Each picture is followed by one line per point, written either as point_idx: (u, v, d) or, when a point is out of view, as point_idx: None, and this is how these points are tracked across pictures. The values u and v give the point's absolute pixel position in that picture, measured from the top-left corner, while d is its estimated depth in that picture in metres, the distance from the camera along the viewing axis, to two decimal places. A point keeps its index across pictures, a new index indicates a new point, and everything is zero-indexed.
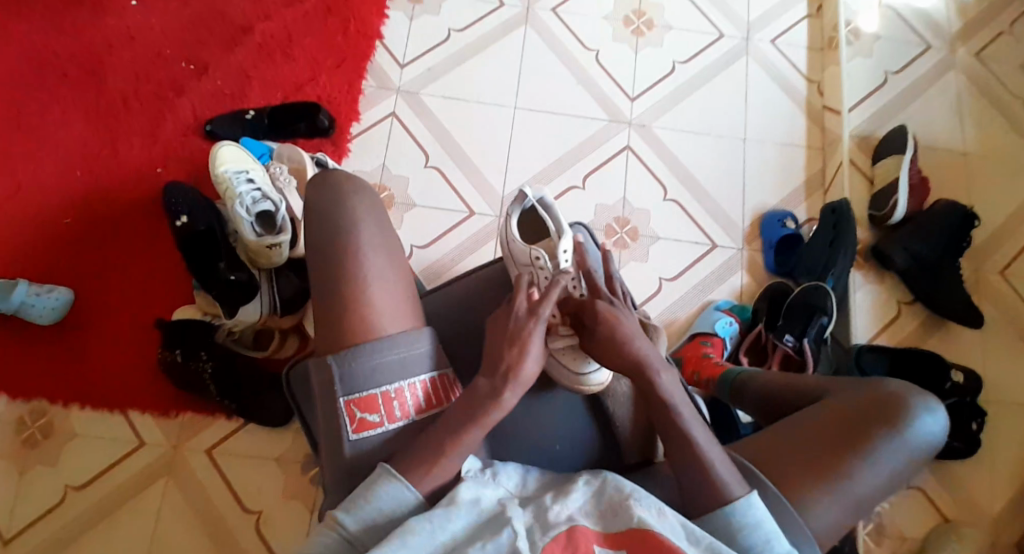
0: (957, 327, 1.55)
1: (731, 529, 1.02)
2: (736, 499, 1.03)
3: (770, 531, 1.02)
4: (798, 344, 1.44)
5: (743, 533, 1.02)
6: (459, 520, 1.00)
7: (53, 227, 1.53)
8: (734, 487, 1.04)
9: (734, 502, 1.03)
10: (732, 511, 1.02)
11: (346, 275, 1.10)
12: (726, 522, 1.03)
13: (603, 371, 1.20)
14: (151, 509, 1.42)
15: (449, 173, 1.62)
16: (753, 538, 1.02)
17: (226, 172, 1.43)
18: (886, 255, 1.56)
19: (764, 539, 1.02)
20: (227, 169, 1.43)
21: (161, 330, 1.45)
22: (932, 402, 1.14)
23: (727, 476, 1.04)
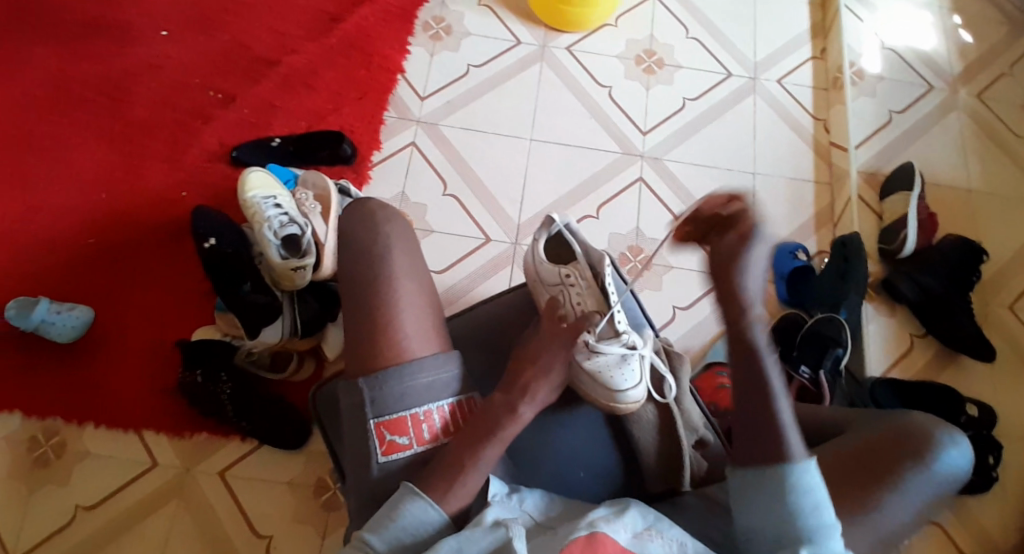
0: (967, 360, 1.57)
1: (780, 486, 1.02)
2: (795, 460, 1.03)
3: (820, 498, 1.02)
4: (814, 375, 1.43)
5: (792, 494, 1.02)
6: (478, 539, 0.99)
7: (73, 249, 1.54)
8: (798, 449, 1.04)
9: (793, 461, 1.03)
10: (792, 470, 1.02)
11: (376, 299, 1.13)
12: (775, 482, 1.03)
13: (638, 390, 1.24)
14: (162, 531, 1.41)
15: (465, 201, 1.64)
16: (804, 497, 1.01)
17: (255, 198, 1.46)
18: (895, 286, 1.58)
19: (810, 506, 1.01)
20: (256, 194, 1.46)
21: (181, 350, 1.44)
22: (956, 433, 1.17)
23: (794, 436, 1.05)
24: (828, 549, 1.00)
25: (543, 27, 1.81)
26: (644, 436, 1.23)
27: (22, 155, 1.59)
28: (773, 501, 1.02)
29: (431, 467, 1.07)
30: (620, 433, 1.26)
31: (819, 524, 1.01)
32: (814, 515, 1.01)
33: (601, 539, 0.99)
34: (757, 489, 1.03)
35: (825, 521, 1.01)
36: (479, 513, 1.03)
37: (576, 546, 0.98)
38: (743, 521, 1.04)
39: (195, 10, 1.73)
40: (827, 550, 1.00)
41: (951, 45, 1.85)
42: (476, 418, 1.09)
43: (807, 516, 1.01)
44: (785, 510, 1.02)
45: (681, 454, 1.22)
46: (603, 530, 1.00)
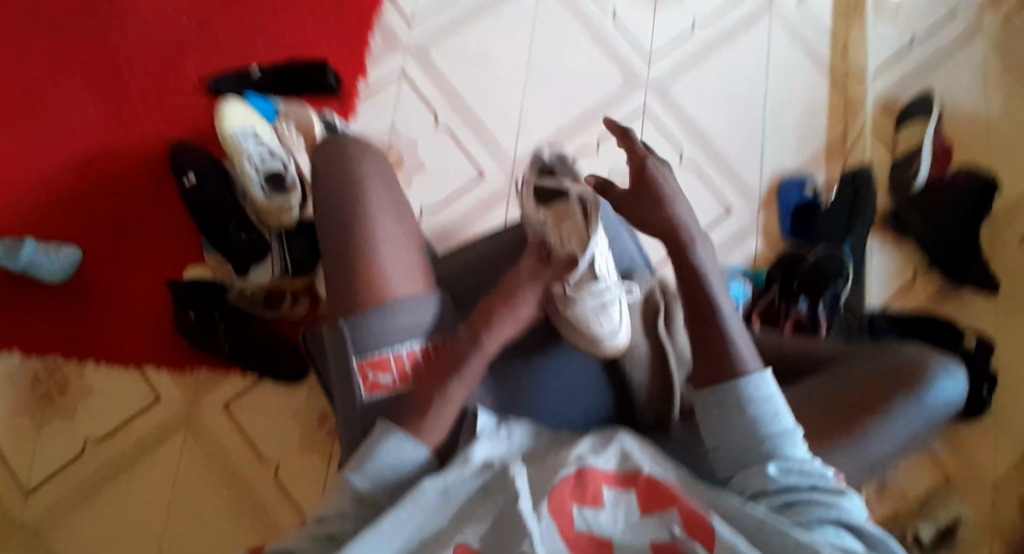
0: (971, 294, 1.53)
1: (739, 403, 1.04)
2: (751, 373, 1.05)
3: (780, 407, 1.04)
4: (812, 310, 1.40)
5: (752, 406, 1.04)
6: (471, 477, 1.04)
7: (62, 187, 1.53)
8: (751, 361, 1.06)
9: (749, 375, 1.05)
10: (747, 383, 1.05)
11: (358, 239, 1.13)
12: (733, 399, 1.05)
13: (612, 341, 1.20)
14: (170, 462, 1.45)
15: (459, 135, 1.61)
16: (764, 407, 1.04)
17: (234, 129, 1.42)
18: (904, 221, 1.54)
19: (771, 415, 1.04)
20: (235, 126, 1.42)
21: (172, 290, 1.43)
22: (951, 365, 1.17)
23: (745, 350, 1.07)
24: (792, 460, 1.02)
25: None
26: (636, 372, 1.23)
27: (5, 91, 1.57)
28: (735, 417, 1.04)
29: (407, 402, 1.11)
30: (613, 365, 1.24)
31: (780, 433, 1.03)
32: (775, 423, 1.03)
33: (590, 475, 1.02)
34: (720, 406, 1.05)
35: (786, 430, 1.03)
36: (466, 449, 1.07)
37: (565, 484, 1.01)
38: (710, 443, 1.07)
39: None
40: (792, 462, 1.02)
41: None
42: (441, 358, 1.13)
43: (768, 426, 1.03)
44: (748, 424, 1.04)
45: (672, 388, 1.22)
46: (590, 465, 1.03)
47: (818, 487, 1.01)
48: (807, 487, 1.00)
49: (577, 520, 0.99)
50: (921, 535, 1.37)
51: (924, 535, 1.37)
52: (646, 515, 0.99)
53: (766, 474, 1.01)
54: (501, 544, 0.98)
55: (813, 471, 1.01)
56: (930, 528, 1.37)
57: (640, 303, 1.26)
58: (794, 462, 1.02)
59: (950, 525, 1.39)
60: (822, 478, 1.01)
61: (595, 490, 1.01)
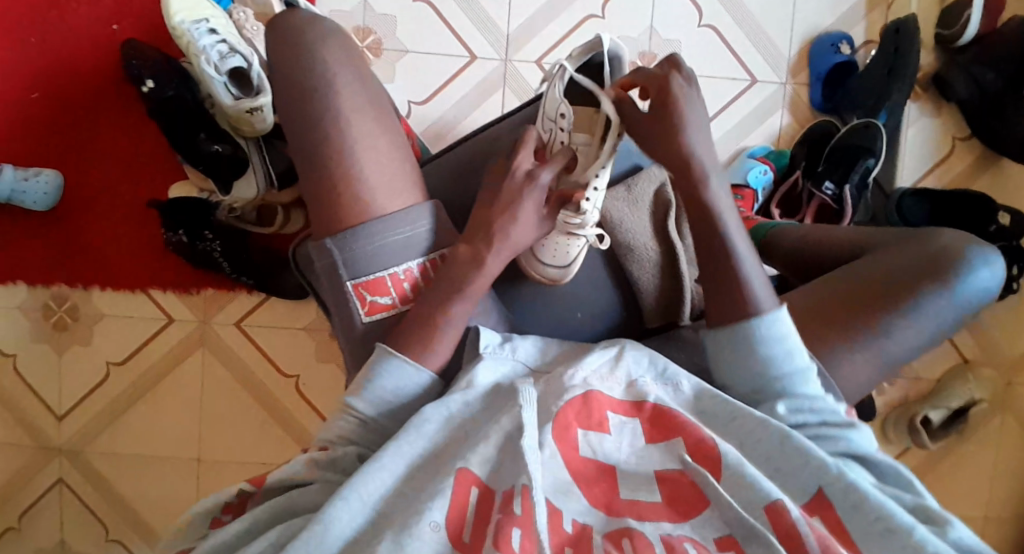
0: (1011, 165, 1.40)
1: (749, 342, 0.97)
2: (763, 312, 0.97)
3: (792, 345, 0.96)
4: (838, 191, 1.30)
5: (762, 344, 0.96)
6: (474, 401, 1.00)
7: (22, 105, 1.41)
8: (763, 300, 0.98)
9: (760, 314, 0.97)
10: (758, 322, 0.97)
11: (331, 152, 1.04)
12: (741, 338, 0.97)
13: (551, 270, 1.14)
14: (193, 379, 1.47)
15: (441, 8, 1.45)
16: (776, 347, 0.96)
17: (182, 24, 1.27)
18: (947, 81, 1.37)
19: (782, 353, 0.96)
20: (183, 21, 1.27)
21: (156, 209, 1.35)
22: (989, 252, 1.05)
23: (758, 286, 0.99)
24: (804, 398, 0.96)
25: None
26: (642, 275, 1.14)
27: None
28: (743, 354, 0.97)
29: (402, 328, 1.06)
30: (619, 268, 1.17)
31: (792, 371, 0.96)
32: (787, 362, 0.96)
33: (596, 400, 0.96)
34: (729, 344, 0.98)
35: (798, 368, 0.96)
36: (471, 372, 1.01)
37: (571, 406, 0.95)
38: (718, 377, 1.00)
39: None
40: (803, 399, 0.96)
41: None
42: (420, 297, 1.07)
43: (778, 366, 0.96)
44: (758, 364, 0.97)
45: (681, 296, 1.14)
46: (597, 389, 0.97)
47: (829, 425, 0.96)
48: (817, 426, 0.96)
49: (581, 446, 0.94)
50: (931, 418, 1.44)
51: (934, 419, 1.44)
52: (651, 444, 0.94)
53: (775, 415, 0.96)
54: (506, 471, 0.93)
55: (825, 407, 0.96)
56: (941, 412, 1.44)
57: (649, 203, 1.16)
58: (805, 401, 0.96)
59: (964, 407, 1.44)
60: (833, 415, 0.96)
61: (600, 414, 0.95)
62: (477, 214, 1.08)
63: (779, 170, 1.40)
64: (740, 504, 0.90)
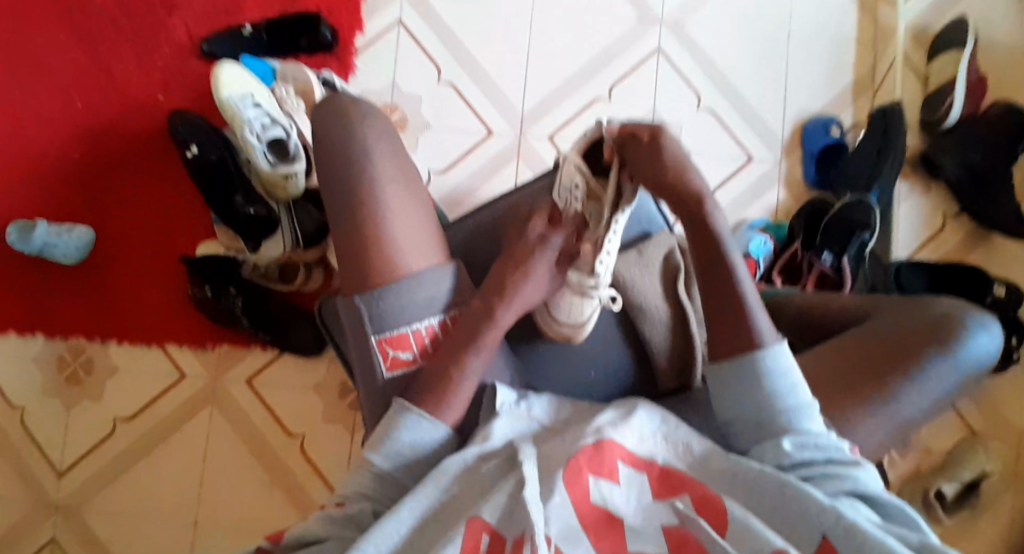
0: (1001, 242, 1.49)
1: (753, 376, 1.02)
2: (767, 347, 1.03)
3: (796, 380, 1.01)
4: (838, 262, 1.37)
5: (767, 378, 1.01)
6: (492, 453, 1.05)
7: (60, 162, 1.49)
8: (767, 334, 1.04)
9: (765, 348, 1.02)
10: (763, 356, 1.02)
11: (365, 212, 1.10)
12: (746, 373, 1.02)
13: (564, 327, 1.18)
14: (199, 437, 1.48)
15: (463, 90, 1.56)
16: (782, 380, 1.01)
17: (230, 99, 1.32)
18: (935, 162, 1.47)
19: (785, 388, 1.01)
20: (231, 95, 1.32)
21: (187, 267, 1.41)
22: (986, 319, 1.12)
23: (763, 324, 1.04)
24: (809, 434, 1.00)
25: None
26: (655, 335, 1.20)
27: None
28: (749, 388, 1.02)
29: (421, 381, 1.10)
30: (632, 330, 1.22)
31: (796, 405, 1.01)
32: (791, 397, 1.01)
33: (608, 445, 1.00)
34: (736, 380, 1.03)
35: (802, 403, 1.01)
36: (487, 427, 1.08)
37: (583, 453, 0.99)
38: (724, 416, 1.05)
39: None
40: (807, 436, 1.00)
41: None
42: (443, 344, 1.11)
43: (784, 400, 1.01)
44: (765, 399, 1.01)
45: (694, 355, 1.19)
46: (609, 436, 1.01)
47: (833, 462, 0.99)
48: (822, 462, 0.99)
49: (591, 493, 0.97)
50: (944, 492, 1.45)
51: (947, 493, 1.45)
52: (658, 499, 0.98)
53: (782, 450, 0.99)
54: (517, 518, 0.96)
55: (829, 445, 1.00)
56: (955, 486, 1.45)
57: (659, 268, 1.21)
58: (810, 437, 1.00)
59: (976, 480, 1.46)
60: (838, 452, 1.00)
61: (611, 463, 0.99)
62: (495, 272, 1.14)
63: (779, 241, 1.48)
64: (740, 553, 0.94)
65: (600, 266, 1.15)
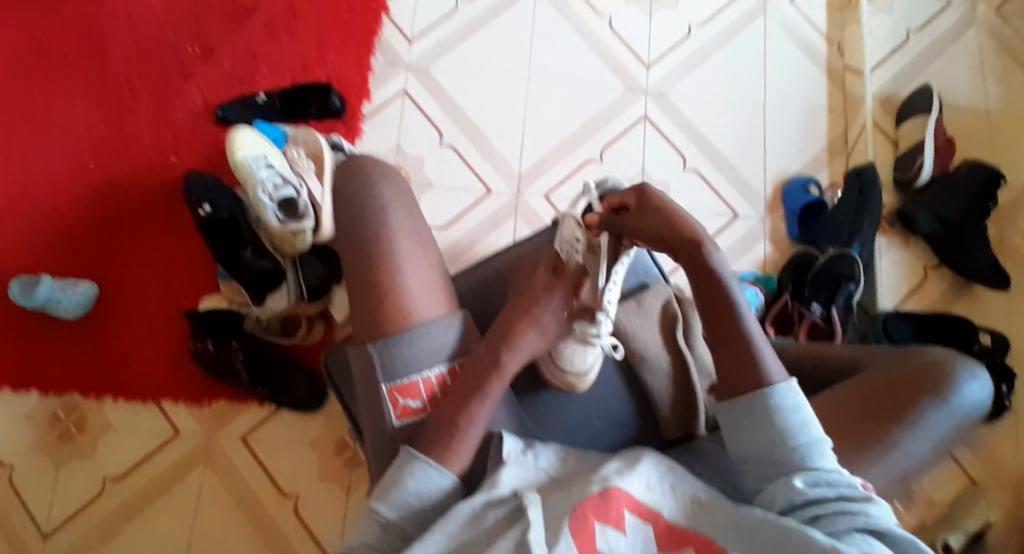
0: (982, 290, 1.56)
1: (764, 412, 1.05)
2: (776, 383, 1.07)
3: (806, 417, 1.05)
4: (826, 312, 1.44)
5: (780, 415, 1.05)
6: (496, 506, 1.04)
7: (74, 221, 1.55)
8: (776, 371, 1.07)
9: (774, 385, 1.06)
10: (773, 393, 1.06)
11: (380, 263, 1.13)
12: (757, 409, 1.06)
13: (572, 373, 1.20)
14: (190, 497, 1.44)
15: (462, 151, 1.64)
16: (792, 417, 1.04)
17: (245, 158, 1.38)
18: (910, 218, 1.55)
19: (797, 424, 1.05)
20: (246, 155, 1.38)
21: (190, 321, 1.48)
22: (974, 367, 1.17)
23: (771, 360, 1.09)
24: (820, 471, 1.03)
25: None
26: (657, 383, 1.23)
27: (5, 128, 1.58)
28: (760, 425, 1.05)
29: (427, 431, 1.10)
30: (635, 380, 1.26)
31: (808, 442, 1.04)
32: (803, 433, 1.04)
33: (615, 493, 1.01)
34: (746, 417, 1.06)
35: (813, 440, 1.04)
36: (494, 474, 1.07)
37: (590, 501, 1.00)
38: (737, 454, 1.08)
39: None
40: (820, 473, 1.03)
41: None
42: (450, 393, 1.12)
43: (795, 436, 1.04)
44: (776, 435, 1.04)
45: (695, 401, 1.22)
46: (616, 485, 1.02)
47: (846, 498, 1.01)
48: (835, 498, 1.01)
49: (599, 541, 0.99)
50: (951, 544, 1.38)
51: (954, 546, 1.38)
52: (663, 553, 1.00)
53: (794, 487, 1.02)
54: None
55: (841, 481, 1.02)
56: (961, 539, 1.38)
57: (656, 318, 1.25)
58: (821, 473, 1.02)
59: (980, 532, 1.40)
60: (849, 488, 1.02)
61: (618, 511, 1.00)
62: (501, 323, 1.16)
63: (769, 293, 1.55)
64: None
65: (606, 309, 1.16)
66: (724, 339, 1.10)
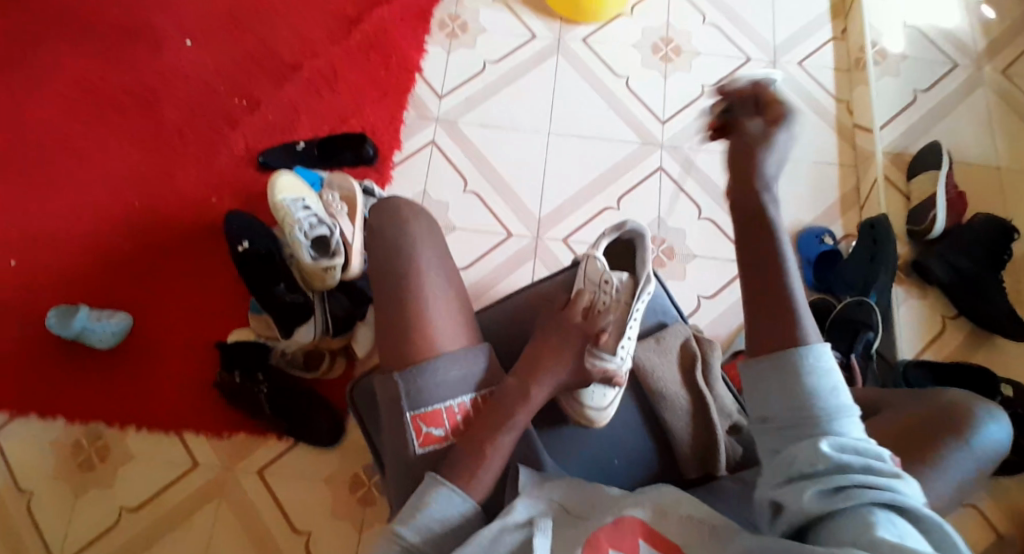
0: (1002, 340, 1.58)
1: (794, 372, 1.00)
2: (809, 343, 1.01)
3: (837, 382, 1.00)
4: (846, 359, 1.46)
5: (809, 375, 1.00)
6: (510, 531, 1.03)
7: (111, 256, 1.59)
8: (810, 332, 1.02)
9: (807, 345, 1.01)
10: (805, 353, 1.00)
11: (409, 297, 1.15)
12: (786, 368, 1.00)
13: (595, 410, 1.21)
14: (204, 528, 1.44)
15: (487, 198, 1.68)
16: (822, 380, 0.99)
17: (284, 200, 1.50)
18: (925, 267, 1.60)
19: (827, 387, 0.99)
20: (285, 197, 1.50)
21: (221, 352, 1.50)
22: (994, 409, 1.17)
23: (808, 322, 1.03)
24: (846, 438, 0.97)
25: (558, 20, 1.83)
26: (677, 423, 1.23)
27: (51, 166, 1.64)
28: (789, 386, 1.00)
29: (450, 459, 1.10)
30: (656, 420, 1.26)
31: (836, 406, 0.99)
32: (832, 396, 0.99)
33: (629, 523, 1.02)
34: (774, 375, 1.01)
35: (842, 406, 0.99)
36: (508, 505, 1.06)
37: (602, 530, 1.01)
38: (759, 414, 1.02)
39: (223, 16, 1.77)
40: (845, 439, 0.97)
41: (973, 22, 1.84)
42: (474, 422, 1.12)
43: (824, 400, 0.99)
44: (803, 397, 0.99)
45: (716, 441, 1.22)
46: (629, 514, 1.03)
47: (871, 469, 0.95)
48: (859, 468, 0.95)
49: None
50: None
51: None
52: None
53: (818, 450, 0.96)
54: None
55: (867, 451, 0.96)
56: None
57: (675, 357, 1.27)
58: (848, 440, 0.97)
59: None
60: (876, 459, 0.96)
61: (631, 542, 1.01)
62: (525, 358, 1.17)
63: None
64: None
65: (621, 350, 1.21)
66: None
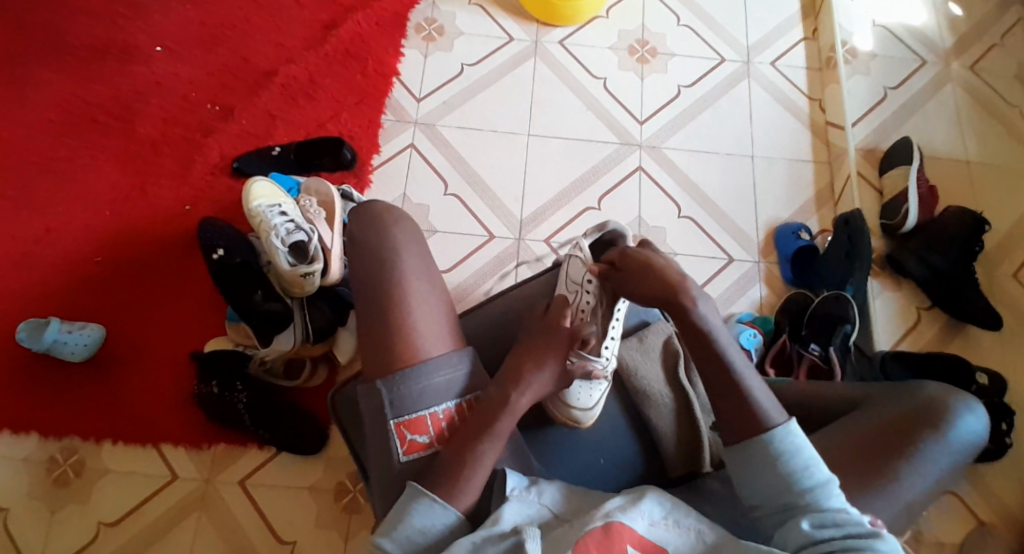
0: (977, 331, 1.60)
1: (768, 458, 1.05)
2: (776, 427, 1.06)
3: (809, 458, 1.04)
4: (824, 352, 1.47)
5: (783, 459, 1.05)
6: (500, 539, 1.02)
7: (83, 267, 1.56)
8: (774, 415, 1.07)
9: (774, 429, 1.06)
10: (773, 437, 1.06)
11: (391, 303, 1.14)
12: (760, 455, 1.06)
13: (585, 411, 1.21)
14: (184, 542, 1.42)
15: (467, 200, 1.67)
16: (794, 461, 1.04)
17: (259, 207, 1.48)
18: (902, 265, 1.62)
19: (801, 467, 1.04)
20: (261, 204, 1.48)
21: (196, 363, 1.48)
22: (971, 400, 1.17)
23: (766, 402, 1.08)
24: (828, 512, 1.02)
25: (533, 23, 1.84)
26: (662, 421, 1.23)
27: (21, 177, 1.62)
28: (766, 473, 1.05)
29: (435, 467, 1.08)
30: (639, 419, 1.26)
31: (813, 484, 1.04)
32: (807, 475, 1.04)
33: (617, 528, 1.01)
34: (750, 463, 1.06)
35: (819, 482, 1.04)
36: (496, 511, 1.05)
37: (592, 537, 1.00)
38: (747, 500, 1.08)
39: (195, 23, 1.76)
40: (827, 514, 1.02)
41: (941, 19, 1.87)
42: (460, 430, 1.11)
43: (801, 481, 1.04)
44: (782, 480, 1.04)
45: (700, 438, 1.22)
46: (619, 520, 1.02)
47: (854, 538, 1.00)
48: (842, 538, 1.00)
49: None
50: None
51: None
52: None
53: (801, 530, 1.02)
54: None
55: (848, 520, 1.01)
56: None
57: (659, 355, 1.27)
58: (829, 515, 1.02)
59: None
60: (857, 527, 1.01)
61: (620, 547, 1.00)
62: (508, 363, 1.15)
63: (766, 334, 1.58)
64: None
65: (607, 351, 1.22)
66: (725, 382, 1.09)
